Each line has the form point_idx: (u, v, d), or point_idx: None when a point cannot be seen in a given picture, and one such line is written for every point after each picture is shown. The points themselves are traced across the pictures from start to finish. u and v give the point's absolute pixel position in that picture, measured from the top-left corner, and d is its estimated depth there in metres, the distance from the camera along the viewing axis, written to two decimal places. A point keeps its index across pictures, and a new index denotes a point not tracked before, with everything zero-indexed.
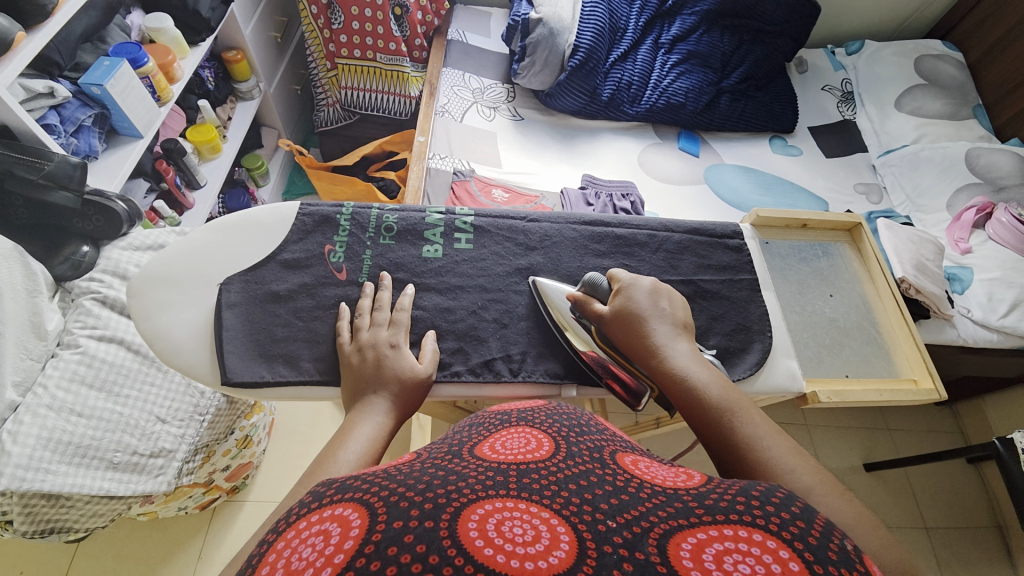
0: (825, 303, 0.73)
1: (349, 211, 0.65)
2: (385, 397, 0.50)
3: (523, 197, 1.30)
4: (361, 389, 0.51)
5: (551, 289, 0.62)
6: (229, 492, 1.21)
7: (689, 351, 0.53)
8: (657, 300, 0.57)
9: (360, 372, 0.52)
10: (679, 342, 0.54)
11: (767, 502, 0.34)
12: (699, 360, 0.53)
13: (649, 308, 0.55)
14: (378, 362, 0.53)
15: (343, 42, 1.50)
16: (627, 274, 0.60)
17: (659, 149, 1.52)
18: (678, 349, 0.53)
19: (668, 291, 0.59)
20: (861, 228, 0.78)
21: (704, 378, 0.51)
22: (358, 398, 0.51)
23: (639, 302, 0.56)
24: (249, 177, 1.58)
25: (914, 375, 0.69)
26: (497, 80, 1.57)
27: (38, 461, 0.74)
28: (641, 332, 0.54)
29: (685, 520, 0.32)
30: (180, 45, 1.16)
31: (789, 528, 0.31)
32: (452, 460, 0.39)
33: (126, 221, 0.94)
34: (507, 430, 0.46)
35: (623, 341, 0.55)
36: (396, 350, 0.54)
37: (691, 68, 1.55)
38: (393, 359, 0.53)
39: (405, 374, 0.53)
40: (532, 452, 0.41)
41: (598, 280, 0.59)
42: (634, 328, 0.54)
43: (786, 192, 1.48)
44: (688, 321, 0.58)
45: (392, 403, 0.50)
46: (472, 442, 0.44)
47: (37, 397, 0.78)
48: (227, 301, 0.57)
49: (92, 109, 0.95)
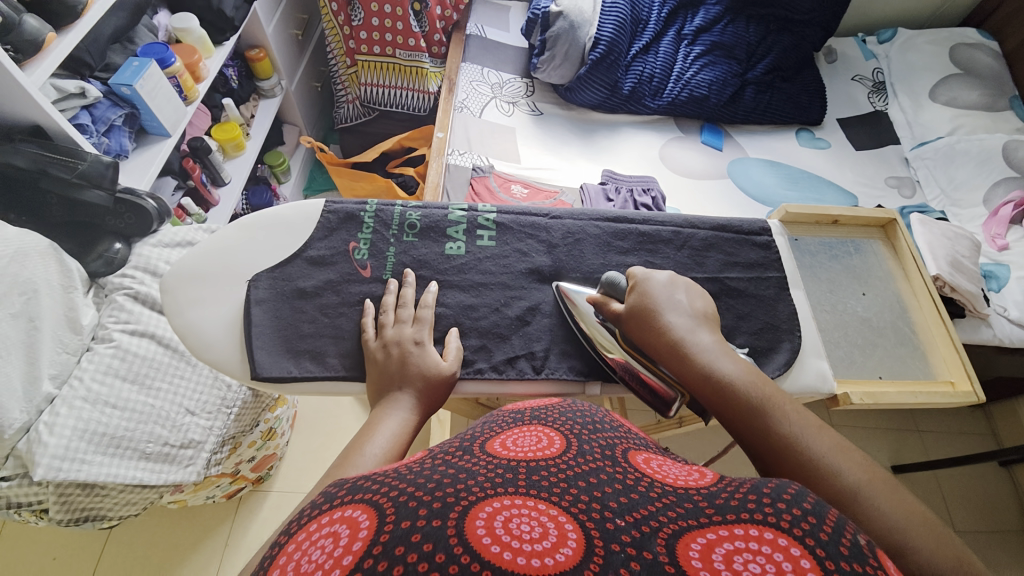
0: (857, 302, 0.71)
1: (373, 209, 0.65)
2: (410, 394, 0.51)
3: (542, 193, 1.29)
4: (386, 385, 0.52)
5: (574, 293, 0.62)
6: (255, 482, 1.24)
7: (712, 342, 0.52)
8: (673, 292, 0.56)
9: (385, 368, 0.53)
10: (701, 335, 0.52)
11: (777, 498, 0.33)
12: (724, 351, 0.51)
13: (666, 302, 0.54)
14: (403, 359, 0.53)
15: (362, 38, 1.51)
16: (642, 269, 0.59)
17: (680, 142, 1.49)
18: (700, 343, 0.52)
19: (683, 280, 0.58)
20: (896, 224, 0.75)
21: (732, 372, 0.49)
22: (384, 395, 0.51)
23: (656, 297, 0.55)
24: (271, 174, 1.62)
25: (952, 377, 0.67)
26: (515, 75, 1.56)
27: (73, 452, 0.77)
28: (658, 327, 0.53)
29: (694, 520, 0.32)
30: (205, 44, 1.18)
31: (800, 524, 0.30)
32: (462, 456, 0.39)
33: (156, 218, 0.95)
34: (519, 428, 0.46)
35: (640, 337, 0.55)
36: (421, 347, 0.55)
37: (714, 59, 1.51)
38: (417, 356, 0.54)
39: (429, 371, 0.53)
40: (543, 450, 0.41)
41: (616, 279, 0.59)
42: (648, 323, 0.54)
43: (814, 186, 1.44)
44: (708, 309, 0.56)
45: (417, 399, 0.51)
46: (484, 438, 0.44)
47: (72, 390, 0.81)
48: (255, 297, 0.58)
49: (122, 109, 0.97)
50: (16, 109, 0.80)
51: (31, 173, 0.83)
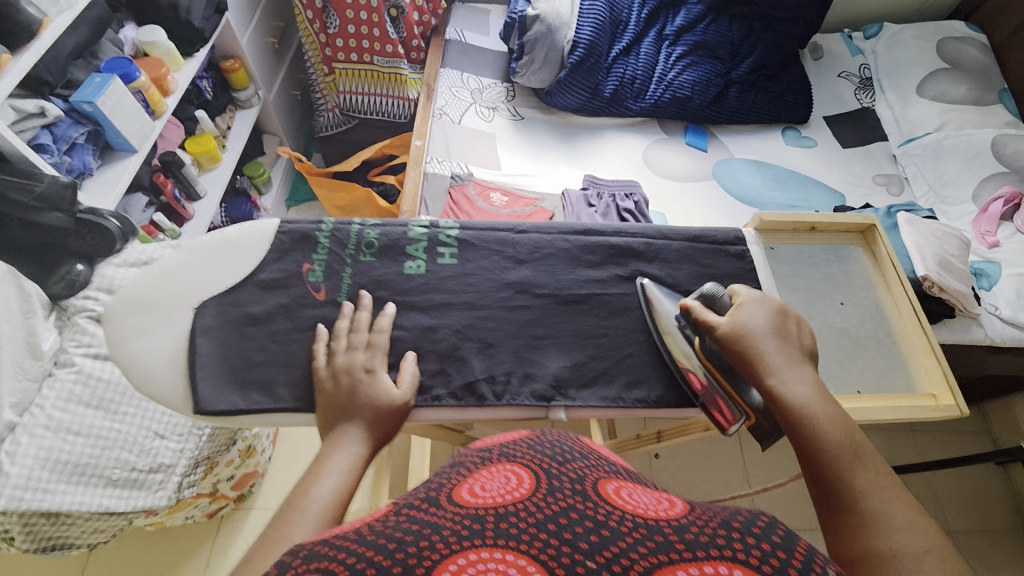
0: (836, 312, 0.69)
1: (329, 227, 0.62)
2: (360, 426, 0.48)
3: (522, 199, 1.27)
4: (336, 416, 0.49)
5: (659, 298, 0.61)
6: (236, 500, 1.21)
7: (810, 381, 0.50)
8: (780, 322, 0.54)
9: (335, 398, 0.51)
10: (803, 370, 0.51)
11: (747, 532, 0.32)
12: (823, 392, 0.50)
13: (769, 331, 0.53)
14: (352, 389, 0.51)
15: (340, 46, 1.49)
16: (748, 290, 0.57)
17: (664, 144, 1.48)
18: (801, 378, 0.50)
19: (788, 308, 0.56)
20: (875, 229, 0.73)
21: (826, 414, 0.48)
22: (333, 426, 0.49)
23: (758, 324, 0.53)
24: (251, 185, 1.59)
25: (934, 390, 0.64)
26: (496, 79, 1.53)
27: (36, 481, 0.76)
28: (762, 352, 0.52)
29: (664, 556, 0.30)
30: (174, 57, 1.15)
31: (767, 562, 0.30)
32: (426, 509, 0.34)
33: (121, 238, 0.91)
34: (487, 469, 0.41)
35: (734, 358, 0.53)
36: (371, 375, 0.52)
37: (697, 59, 1.49)
38: (367, 384, 0.51)
39: (381, 400, 0.50)
40: (513, 492, 0.36)
41: (715, 295, 0.57)
42: (753, 347, 0.52)
43: (801, 186, 1.43)
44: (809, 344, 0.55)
45: (368, 432, 0.48)
46: (450, 484, 0.38)
47: (33, 418, 0.79)
48: (202, 326, 0.55)
49: (83, 126, 0.95)
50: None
51: None
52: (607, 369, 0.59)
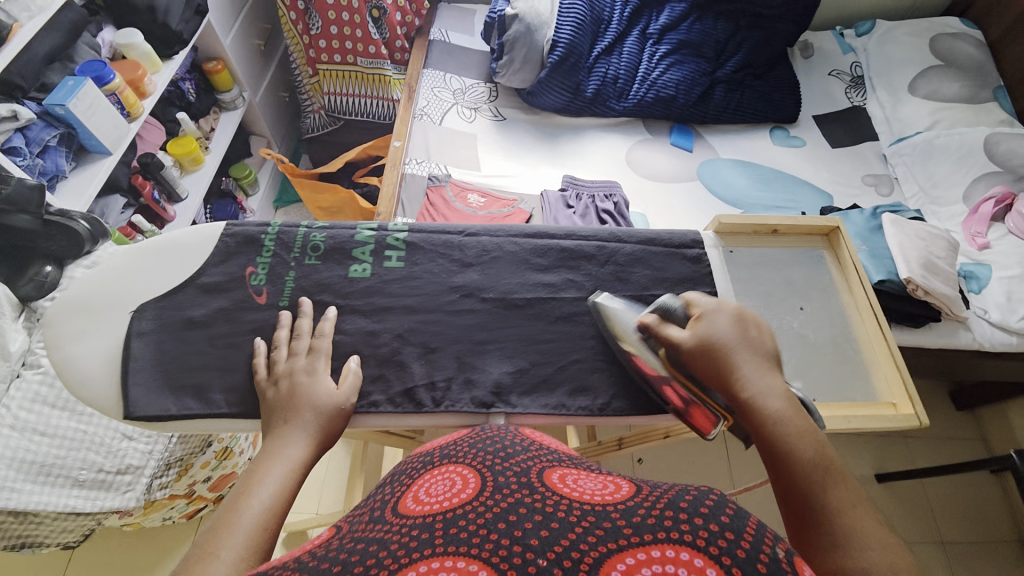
0: (794, 318, 0.67)
1: (275, 230, 0.62)
2: (299, 428, 0.48)
3: (500, 200, 1.26)
4: (273, 419, 0.49)
5: (613, 308, 0.59)
6: (215, 501, 1.21)
7: (778, 388, 0.48)
8: (749, 329, 0.52)
9: (274, 404, 0.50)
10: (774, 379, 0.49)
11: (694, 513, 0.30)
12: (795, 403, 0.48)
13: (735, 339, 0.50)
14: (292, 391, 0.50)
15: (322, 47, 1.48)
16: (704, 300, 0.54)
17: (648, 145, 1.46)
18: (773, 388, 0.48)
19: (752, 315, 0.54)
20: (839, 232, 0.71)
21: (798, 426, 0.46)
22: (270, 429, 0.48)
23: (723, 334, 0.50)
24: (237, 186, 1.59)
25: (894, 399, 0.62)
26: (479, 80, 1.53)
27: (2, 481, 0.76)
28: (728, 363, 0.49)
29: (612, 545, 0.28)
30: (152, 60, 1.16)
31: (717, 542, 0.28)
32: (372, 530, 0.33)
33: (89, 240, 0.92)
34: (430, 474, 0.40)
35: (702, 370, 0.50)
36: (312, 376, 0.52)
37: (681, 58, 1.48)
38: (307, 386, 0.51)
39: (322, 402, 0.50)
40: (457, 494, 0.35)
41: (673, 305, 0.54)
42: (719, 358, 0.49)
43: (788, 187, 1.41)
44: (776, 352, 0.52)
45: (308, 434, 0.48)
46: (394, 498, 0.38)
47: (1, 418, 0.79)
48: (139, 330, 0.55)
49: (56, 129, 0.95)
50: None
51: None
52: (551, 375, 0.58)
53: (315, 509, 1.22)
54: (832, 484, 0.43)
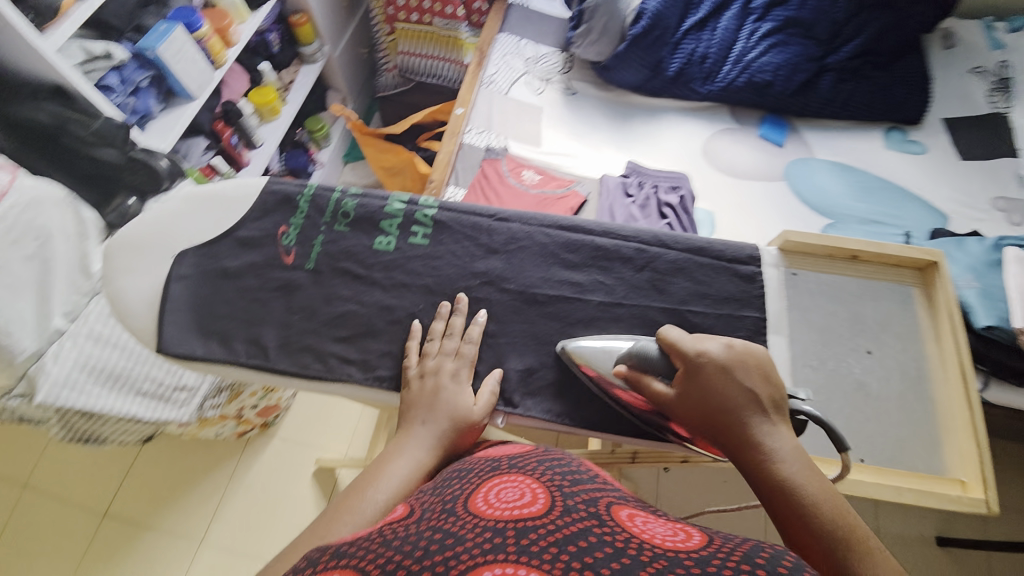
0: (857, 361, 0.58)
1: (311, 192, 0.62)
2: (432, 432, 0.48)
3: (556, 180, 1.20)
4: (413, 413, 0.50)
5: (585, 353, 0.53)
6: (262, 426, 1.26)
7: (788, 443, 0.43)
8: (745, 376, 0.45)
9: (415, 399, 0.51)
10: (776, 435, 0.43)
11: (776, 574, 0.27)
12: (804, 463, 0.42)
13: (729, 388, 0.44)
14: (434, 394, 0.51)
15: (401, 5, 1.48)
16: (677, 336, 0.48)
17: (731, 134, 1.32)
18: (775, 447, 0.43)
19: (757, 351, 0.46)
20: (938, 268, 0.59)
21: (809, 491, 0.40)
22: (407, 423, 0.50)
23: (712, 382, 0.45)
24: (311, 139, 1.66)
25: (964, 477, 0.54)
26: (554, 49, 1.44)
27: (74, 381, 0.83)
28: (723, 417, 0.44)
29: None
30: (239, 9, 1.21)
31: None
32: (444, 519, 0.33)
33: (168, 178, 1.00)
34: (501, 479, 0.40)
35: (698, 423, 0.45)
36: (455, 382, 0.52)
37: (785, 39, 1.30)
38: (450, 393, 0.51)
39: (458, 413, 0.50)
40: (527, 507, 0.34)
41: (649, 351, 0.49)
42: (713, 410, 0.44)
43: (891, 199, 1.22)
44: (782, 399, 0.45)
45: (437, 440, 0.48)
46: (464, 494, 0.37)
47: (79, 326, 0.87)
48: (179, 273, 0.58)
49: (147, 71, 1.02)
50: (33, 68, 0.85)
51: (52, 129, 0.89)
52: (560, 381, 0.55)
53: (345, 453, 1.28)
54: (862, 558, 0.36)
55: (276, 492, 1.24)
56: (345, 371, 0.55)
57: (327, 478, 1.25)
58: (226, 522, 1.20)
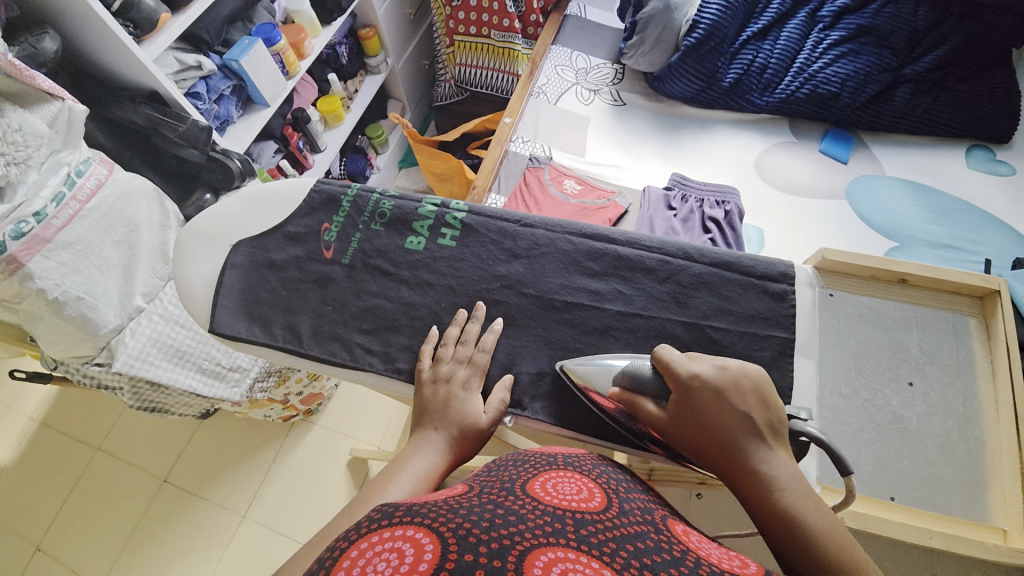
0: (896, 394, 0.55)
1: (352, 193, 0.67)
2: (443, 437, 0.51)
3: (597, 191, 1.19)
4: (424, 421, 0.52)
5: (580, 371, 0.53)
6: (305, 412, 1.35)
7: (787, 469, 0.42)
8: (741, 401, 0.44)
9: (428, 406, 0.53)
10: (775, 462, 0.43)
11: None
12: (802, 489, 0.42)
13: (725, 412, 0.44)
14: (446, 402, 0.53)
15: (461, 19, 1.54)
16: (674, 357, 0.47)
17: (788, 147, 1.26)
18: (773, 474, 0.42)
19: (753, 372, 0.46)
20: (998, 297, 0.56)
21: (811, 517, 0.40)
22: (419, 429, 0.52)
23: (709, 403, 0.44)
24: (369, 144, 1.77)
25: (1006, 525, 0.51)
26: (606, 60, 1.45)
27: (145, 355, 0.93)
28: (720, 438, 0.43)
29: None
30: (313, 25, 1.32)
31: None
32: (505, 497, 0.37)
33: (239, 177, 1.11)
34: (557, 472, 0.44)
35: (693, 444, 0.45)
36: (466, 393, 0.54)
37: (857, 48, 1.22)
38: (460, 402, 0.53)
39: (467, 420, 0.52)
40: (585, 502, 0.38)
41: (641, 370, 0.48)
42: (709, 432, 0.44)
43: (970, 223, 1.11)
44: (780, 422, 0.45)
45: (448, 444, 0.51)
46: (523, 478, 0.41)
47: (156, 306, 0.98)
48: (233, 262, 0.65)
49: (230, 81, 1.14)
50: (137, 76, 0.97)
51: (147, 130, 1.01)
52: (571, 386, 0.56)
53: (378, 444, 1.35)
54: None
55: (313, 475, 1.32)
56: (367, 361, 0.59)
57: (359, 465, 1.32)
58: (268, 497, 1.29)
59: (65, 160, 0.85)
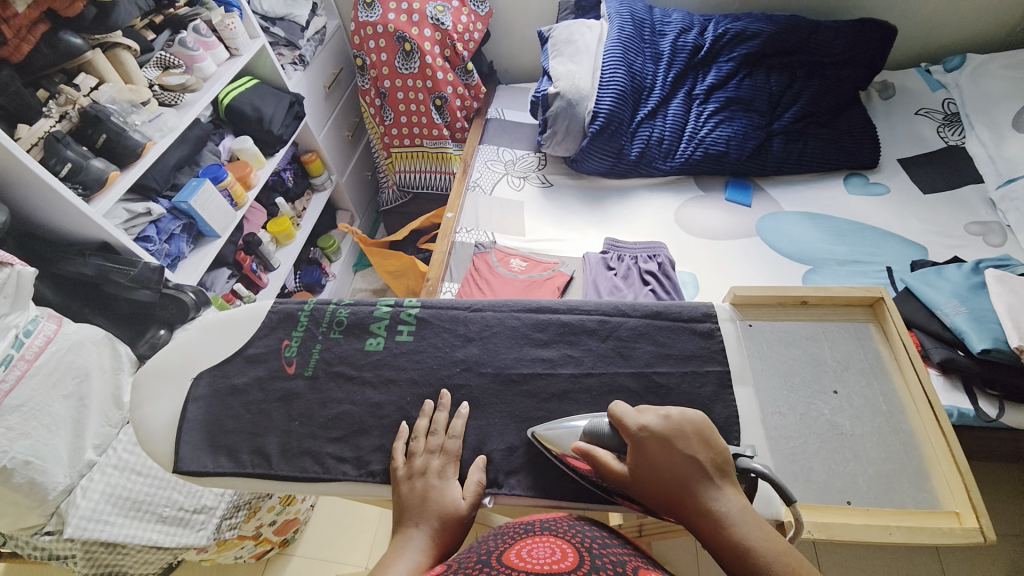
0: (826, 403, 0.61)
1: (309, 307, 0.72)
2: (425, 532, 0.51)
3: (541, 264, 1.29)
4: (404, 519, 0.52)
5: (548, 438, 0.56)
6: (280, 544, 1.24)
7: (735, 504, 0.47)
8: (686, 445, 0.49)
9: (407, 502, 0.54)
10: (724, 499, 0.47)
11: None
12: (751, 521, 0.46)
13: (675, 459, 0.49)
14: (423, 495, 0.54)
15: (394, 134, 1.72)
16: (626, 412, 0.52)
17: (700, 201, 1.43)
18: (725, 510, 0.47)
19: (693, 418, 0.51)
20: (883, 303, 0.66)
21: (762, 546, 0.44)
22: (400, 527, 0.52)
23: (660, 452, 0.49)
24: (322, 255, 1.83)
25: (957, 508, 0.54)
26: (529, 151, 1.63)
27: (99, 513, 0.86)
28: (674, 485, 0.48)
29: None
30: (257, 158, 1.43)
31: None
32: (482, 572, 0.38)
33: (193, 308, 1.13)
34: (532, 539, 0.45)
35: (652, 496, 0.49)
36: (443, 480, 0.55)
37: (731, 115, 1.45)
38: (438, 490, 0.54)
39: (447, 509, 0.53)
40: (558, 564, 0.40)
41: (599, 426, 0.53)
42: (664, 482, 0.48)
43: (865, 239, 1.28)
44: (724, 461, 0.50)
45: (431, 537, 0.50)
46: (500, 551, 0.43)
47: (108, 457, 0.92)
48: (194, 394, 0.65)
49: (180, 221, 1.20)
50: (82, 232, 1.00)
51: (97, 279, 1.02)
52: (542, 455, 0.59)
53: (365, 563, 1.25)
54: None
55: None
56: (340, 470, 0.59)
57: None
58: None
59: (13, 323, 0.86)
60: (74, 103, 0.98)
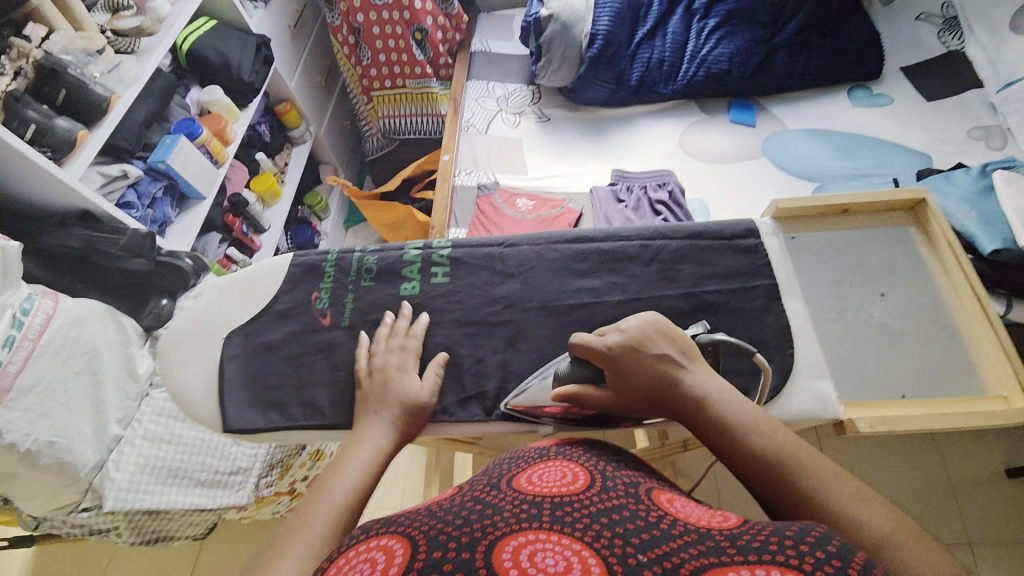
0: (873, 305, 0.62)
1: (333, 257, 0.68)
2: (385, 417, 0.53)
3: (549, 202, 1.25)
4: (365, 407, 0.54)
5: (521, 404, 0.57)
6: None
7: (711, 385, 0.50)
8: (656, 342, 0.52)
9: (366, 394, 0.56)
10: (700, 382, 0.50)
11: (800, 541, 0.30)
12: (725, 395, 0.50)
13: (650, 357, 0.51)
14: (384, 385, 0.55)
15: (374, 75, 1.59)
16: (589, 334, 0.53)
17: (704, 125, 1.38)
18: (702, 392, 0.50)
19: (650, 320, 0.54)
20: (925, 205, 0.66)
21: (740, 415, 0.48)
22: (362, 416, 0.54)
23: (634, 353, 0.51)
24: (311, 213, 1.75)
25: (1004, 391, 0.57)
26: (521, 83, 1.54)
27: (138, 483, 0.87)
28: (654, 380, 0.50)
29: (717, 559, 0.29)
30: (231, 110, 1.31)
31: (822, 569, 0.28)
32: (489, 494, 0.39)
33: (193, 275, 1.08)
34: (545, 465, 0.45)
35: (635, 394, 0.51)
36: (401, 372, 0.57)
37: (732, 30, 1.38)
38: (397, 382, 0.56)
39: (406, 397, 0.55)
40: (568, 486, 0.40)
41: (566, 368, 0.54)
42: (644, 377, 0.50)
43: (871, 151, 1.27)
44: (691, 351, 0.53)
45: (392, 425, 0.52)
46: (511, 477, 0.43)
47: (134, 430, 0.91)
48: (228, 354, 0.63)
49: (161, 182, 1.10)
50: (35, 196, 0.90)
51: (83, 251, 0.95)
52: None
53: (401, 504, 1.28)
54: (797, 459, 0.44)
55: None
56: None
57: None
58: None
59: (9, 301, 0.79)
60: (27, 56, 0.87)
